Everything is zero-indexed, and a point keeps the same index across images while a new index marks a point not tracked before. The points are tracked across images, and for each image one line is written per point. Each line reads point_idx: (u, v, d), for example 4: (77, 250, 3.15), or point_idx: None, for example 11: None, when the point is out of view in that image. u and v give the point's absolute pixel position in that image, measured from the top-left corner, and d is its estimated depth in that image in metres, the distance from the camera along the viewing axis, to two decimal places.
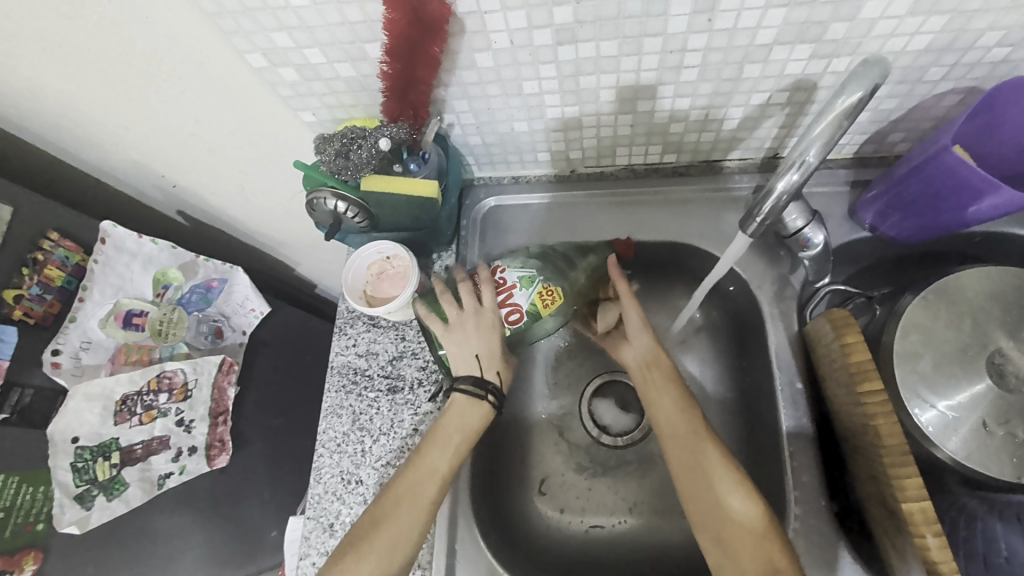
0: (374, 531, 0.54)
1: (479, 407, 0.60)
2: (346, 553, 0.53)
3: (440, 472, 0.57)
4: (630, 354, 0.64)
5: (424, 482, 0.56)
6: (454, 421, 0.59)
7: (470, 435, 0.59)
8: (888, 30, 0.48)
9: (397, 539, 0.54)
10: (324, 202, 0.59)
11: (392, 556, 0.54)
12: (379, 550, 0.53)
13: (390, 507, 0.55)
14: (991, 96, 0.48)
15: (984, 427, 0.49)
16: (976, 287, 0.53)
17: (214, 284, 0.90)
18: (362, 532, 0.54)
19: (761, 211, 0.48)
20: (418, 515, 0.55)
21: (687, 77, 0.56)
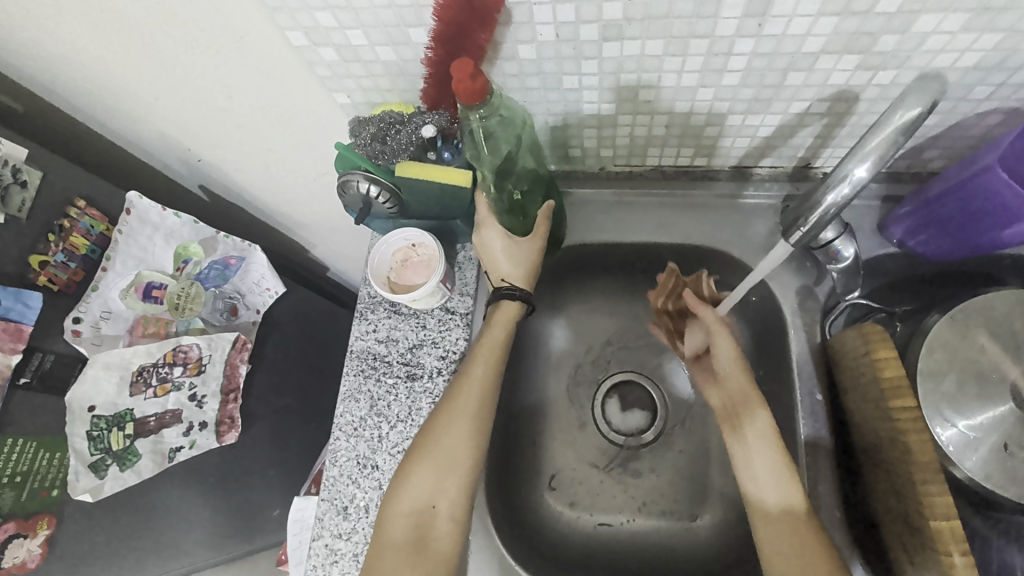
0: (428, 434, 0.59)
1: (510, 303, 0.65)
2: (409, 460, 0.58)
3: (478, 372, 0.61)
4: (716, 400, 0.59)
5: (466, 385, 0.60)
6: (489, 331, 0.64)
7: (502, 341, 0.63)
8: (939, 45, 0.48)
9: (450, 440, 0.58)
10: (356, 184, 0.59)
11: (451, 457, 0.57)
12: (437, 452, 0.57)
13: (440, 413, 0.59)
14: None
15: (1005, 448, 0.50)
16: (1004, 310, 0.54)
17: (232, 262, 0.90)
18: (420, 439, 0.59)
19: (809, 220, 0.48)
20: (465, 416, 0.59)
21: (728, 80, 0.55)
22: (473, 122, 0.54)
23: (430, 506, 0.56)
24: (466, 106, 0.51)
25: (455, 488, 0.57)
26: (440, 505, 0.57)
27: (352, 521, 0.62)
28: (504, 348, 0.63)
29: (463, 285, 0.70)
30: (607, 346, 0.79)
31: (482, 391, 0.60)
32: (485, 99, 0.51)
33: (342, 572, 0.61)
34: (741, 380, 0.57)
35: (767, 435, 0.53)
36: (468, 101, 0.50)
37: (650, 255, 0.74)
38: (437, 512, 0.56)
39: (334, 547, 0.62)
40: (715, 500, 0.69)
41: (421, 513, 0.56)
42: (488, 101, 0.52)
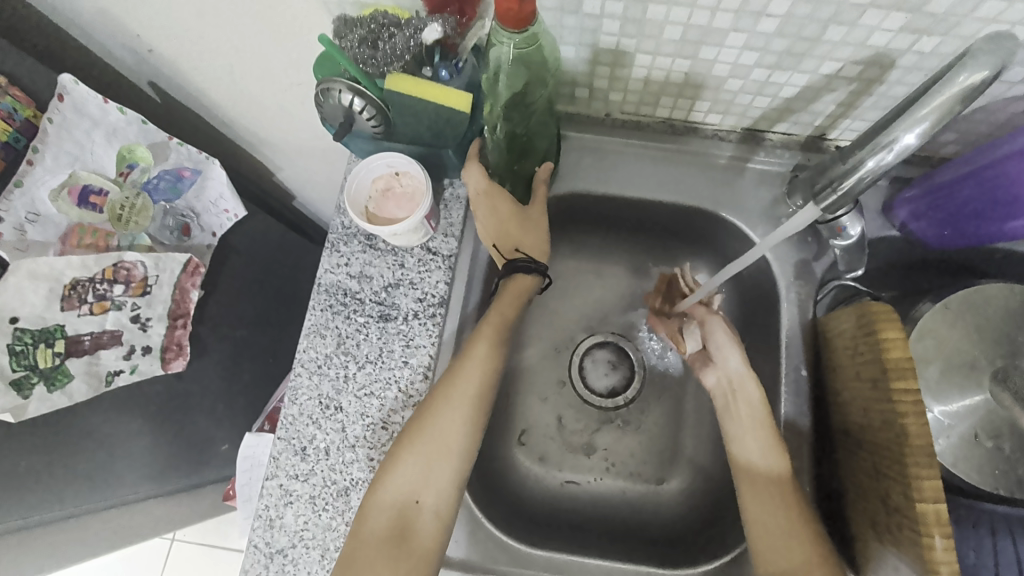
0: (420, 422, 0.55)
1: (523, 276, 0.62)
2: (398, 447, 0.55)
3: (478, 358, 0.58)
4: (712, 378, 0.61)
5: (464, 371, 0.57)
6: (498, 308, 0.62)
7: (505, 321, 0.61)
8: (993, 12, 0.44)
9: (443, 430, 0.55)
10: (337, 93, 0.52)
11: (442, 448, 0.55)
12: (429, 441, 0.55)
13: (437, 397, 0.56)
14: None
15: (975, 437, 0.51)
16: (997, 304, 0.54)
17: (186, 175, 0.80)
18: (411, 426, 0.55)
19: (845, 184, 0.46)
20: (460, 405, 0.56)
21: (764, 27, 0.50)
22: (506, 51, 0.48)
23: (415, 498, 0.53)
24: (506, 32, 0.46)
25: (442, 481, 0.55)
26: (425, 499, 0.54)
27: (310, 463, 0.59)
28: (507, 337, 0.61)
29: (448, 225, 0.65)
30: (590, 305, 0.76)
31: (480, 378, 0.58)
32: (529, 28, 0.46)
33: (296, 514, 0.58)
34: (735, 364, 0.59)
35: (750, 391, 0.57)
36: (509, 27, 0.45)
37: (647, 214, 0.71)
38: (422, 505, 0.54)
39: (289, 488, 0.58)
40: (682, 466, 0.69)
41: (404, 506, 0.53)
42: (531, 32, 0.47)
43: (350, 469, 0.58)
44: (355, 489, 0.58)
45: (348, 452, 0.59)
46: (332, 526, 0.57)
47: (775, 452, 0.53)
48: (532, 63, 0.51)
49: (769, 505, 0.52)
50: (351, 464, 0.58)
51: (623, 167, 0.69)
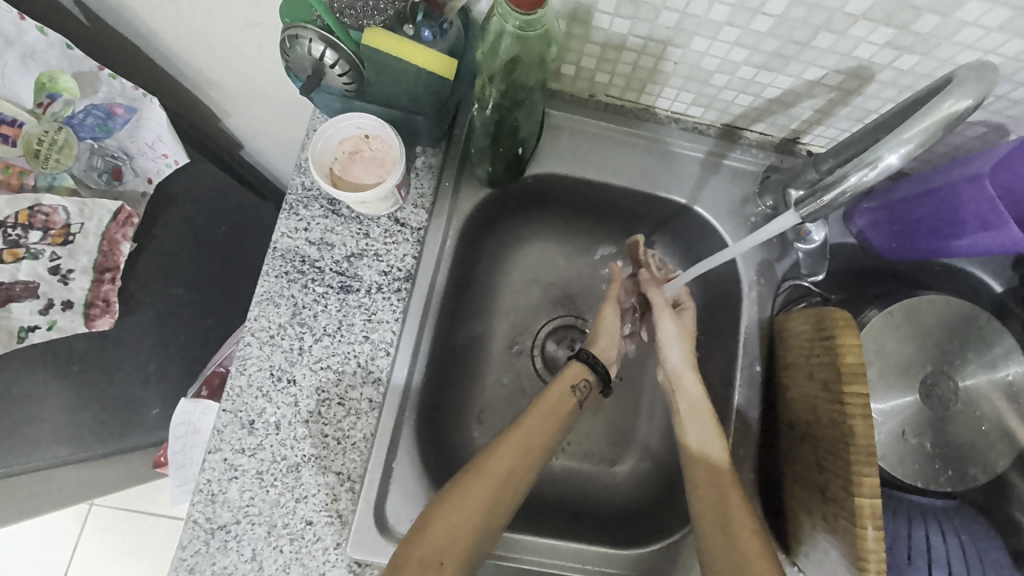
0: (481, 479, 0.53)
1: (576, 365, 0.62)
2: (448, 501, 0.52)
3: (545, 422, 0.58)
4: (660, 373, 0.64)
5: (528, 434, 0.57)
6: (551, 391, 0.60)
7: (566, 401, 0.59)
8: (970, 39, 0.46)
9: (499, 496, 0.53)
10: (307, 43, 0.47)
11: (491, 512, 0.53)
12: (485, 502, 0.53)
13: (497, 453, 0.55)
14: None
15: (903, 433, 0.58)
16: (933, 316, 0.60)
17: (119, 112, 0.72)
18: (470, 479, 0.53)
19: (825, 198, 0.47)
20: (522, 473, 0.55)
21: (757, 25, 0.50)
22: (506, 27, 0.46)
23: (439, 561, 0.49)
24: (513, 11, 0.44)
25: (472, 551, 0.51)
26: (451, 562, 0.50)
27: (258, 437, 0.55)
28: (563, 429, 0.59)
29: (418, 195, 0.62)
30: (558, 289, 0.76)
31: (541, 454, 0.57)
32: (538, 12, 0.44)
33: (240, 489, 0.54)
34: (676, 360, 0.62)
35: (688, 385, 0.60)
36: (518, 9, 0.43)
37: (622, 203, 0.70)
38: (444, 570, 0.49)
39: (234, 463, 0.55)
40: (636, 449, 0.71)
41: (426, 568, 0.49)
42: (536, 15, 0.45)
43: (302, 444, 0.55)
44: (306, 466, 0.55)
45: (299, 427, 0.56)
46: (279, 503, 0.54)
47: (710, 439, 0.57)
48: (530, 42, 0.48)
49: (712, 505, 0.54)
50: (302, 440, 0.55)
51: (605, 151, 0.68)
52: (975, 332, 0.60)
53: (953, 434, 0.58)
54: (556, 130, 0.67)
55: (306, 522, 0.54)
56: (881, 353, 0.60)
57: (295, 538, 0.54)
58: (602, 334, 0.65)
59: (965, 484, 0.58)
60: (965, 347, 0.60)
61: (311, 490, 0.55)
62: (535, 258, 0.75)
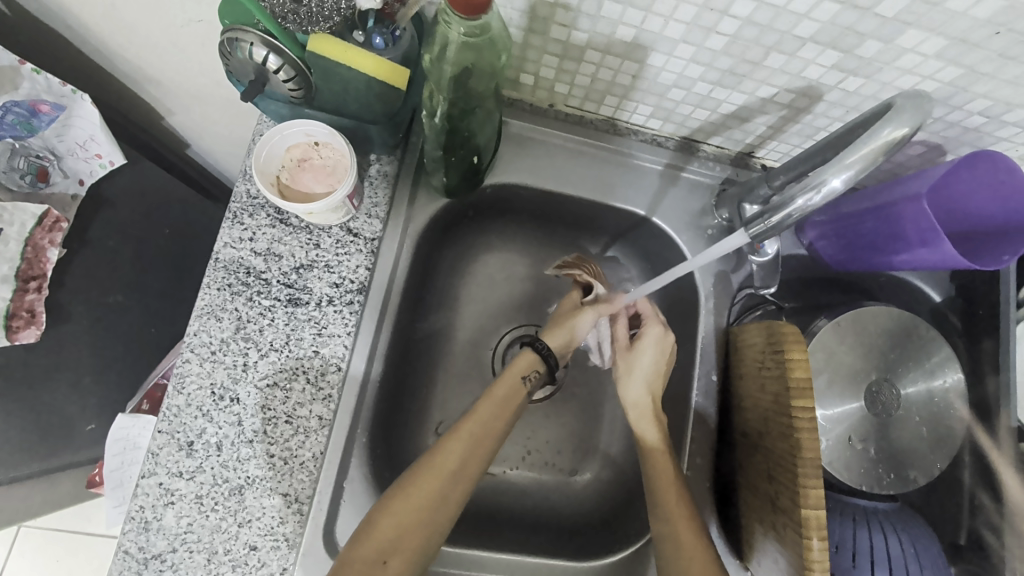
0: (429, 477, 0.52)
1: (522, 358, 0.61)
2: (395, 500, 0.50)
3: (490, 413, 0.56)
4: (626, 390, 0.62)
5: (474, 427, 0.55)
6: (497, 385, 0.58)
7: (510, 393, 0.58)
8: (910, 64, 0.48)
9: (449, 494, 0.52)
10: (249, 46, 0.44)
11: (439, 510, 0.51)
12: (433, 502, 0.51)
13: (445, 447, 0.54)
14: (970, 158, 0.52)
15: (850, 439, 0.60)
16: (878, 325, 0.62)
17: (44, 109, 0.66)
18: (418, 476, 0.52)
19: (773, 218, 0.48)
20: (471, 469, 0.54)
21: (711, 43, 0.50)
22: (453, 34, 0.44)
23: (382, 560, 0.48)
24: (456, 15, 0.42)
25: (420, 550, 0.50)
26: (396, 561, 0.49)
27: (198, 459, 0.52)
28: (510, 424, 0.57)
29: (372, 204, 0.59)
30: (520, 298, 0.75)
31: (491, 449, 0.55)
32: (482, 16, 0.42)
33: (177, 515, 0.51)
34: (635, 393, 0.62)
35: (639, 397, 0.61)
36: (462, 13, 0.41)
37: (583, 213, 0.70)
38: (388, 569, 0.48)
39: (170, 487, 0.51)
40: (596, 458, 0.71)
41: (369, 567, 0.48)
42: (483, 20, 0.43)
43: (246, 466, 0.52)
44: (249, 489, 0.52)
45: (243, 448, 0.53)
46: (220, 528, 0.51)
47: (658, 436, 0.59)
48: (481, 50, 0.47)
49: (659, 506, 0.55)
50: (247, 461, 0.52)
51: (566, 162, 0.67)
52: (917, 341, 0.62)
53: (894, 439, 0.61)
54: (517, 140, 0.67)
55: (249, 547, 0.51)
56: (829, 362, 0.62)
57: (238, 564, 0.51)
58: (565, 328, 0.64)
59: (905, 487, 0.60)
60: (908, 355, 0.62)
61: (255, 513, 0.52)
62: (496, 267, 0.74)
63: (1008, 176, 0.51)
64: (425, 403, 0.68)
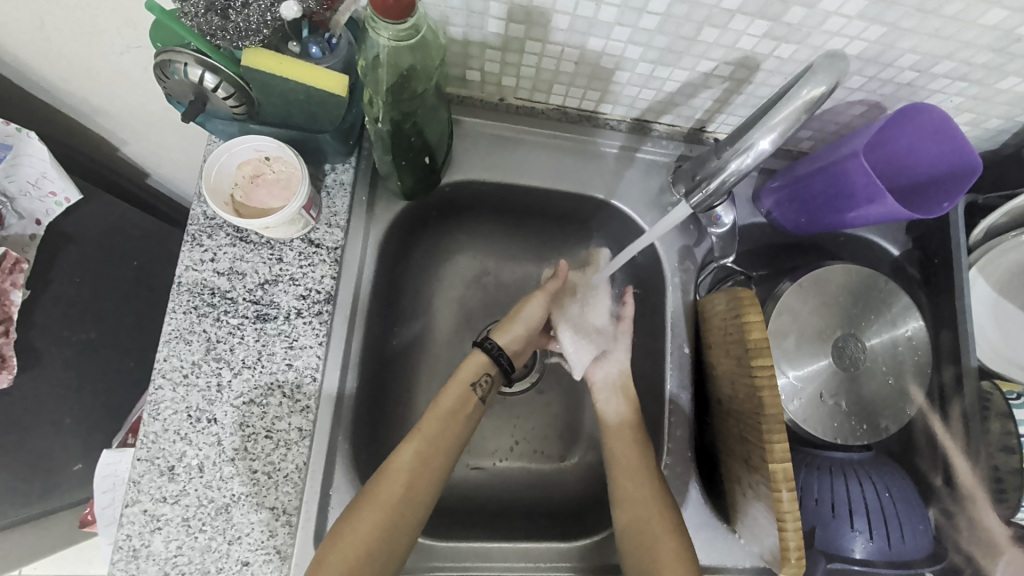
0: (374, 506, 0.51)
1: (474, 361, 0.60)
2: (343, 530, 0.51)
3: (434, 432, 0.56)
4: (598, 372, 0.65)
5: (419, 449, 0.55)
6: (441, 399, 0.58)
7: (455, 408, 0.57)
8: (836, 27, 0.49)
9: (398, 518, 0.52)
10: (183, 67, 0.44)
11: (389, 535, 0.51)
12: (380, 533, 0.51)
13: (390, 472, 0.53)
14: (902, 111, 0.54)
15: (820, 396, 0.62)
16: (838, 282, 0.64)
17: None
18: (364, 504, 0.52)
19: (710, 185, 0.56)
20: (418, 491, 0.53)
21: (645, 23, 0.51)
22: (381, 41, 0.45)
23: None
24: (382, 20, 0.42)
25: None
26: None
27: (180, 483, 0.52)
28: (459, 439, 0.57)
29: (332, 214, 0.60)
30: (492, 293, 0.76)
31: (438, 467, 0.55)
32: (408, 20, 0.43)
33: (165, 540, 0.51)
34: (622, 358, 0.65)
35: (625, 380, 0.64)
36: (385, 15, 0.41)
37: (544, 203, 0.71)
38: None
39: (156, 512, 0.51)
40: (583, 442, 0.72)
41: None
42: (410, 23, 0.44)
43: (229, 484, 0.52)
44: (236, 506, 0.52)
45: (225, 467, 0.53)
46: (210, 548, 0.51)
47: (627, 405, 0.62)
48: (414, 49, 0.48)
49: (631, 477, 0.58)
50: (230, 479, 0.52)
51: (521, 154, 0.68)
52: (877, 293, 0.64)
53: (864, 391, 0.63)
54: (471, 137, 0.67)
55: (241, 563, 0.51)
56: (794, 323, 0.63)
57: None
58: (517, 321, 0.63)
59: (878, 436, 0.62)
60: (869, 308, 0.64)
61: (244, 529, 0.52)
62: (466, 262, 0.75)
63: (942, 126, 0.53)
64: (408, 405, 0.68)
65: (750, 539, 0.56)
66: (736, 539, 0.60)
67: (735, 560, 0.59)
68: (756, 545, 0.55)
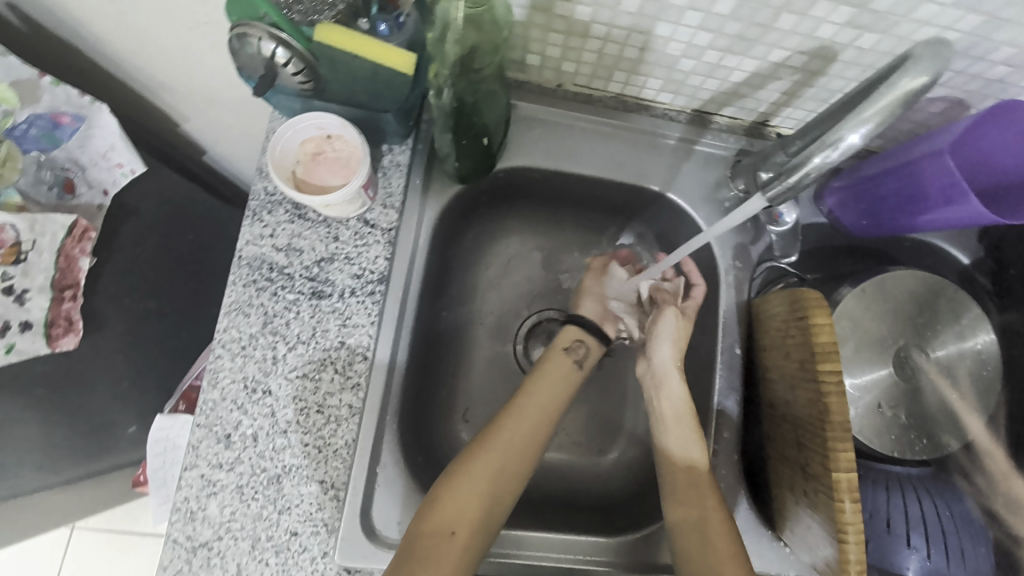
0: (490, 449, 0.55)
1: (573, 330, 0.65)
2: (457, 475, 0.53)
3: (543, 388, 0.60)
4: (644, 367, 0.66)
5: (531, 403, 0.59)
6: (548, 361, 0.62)
7: (564, 369, 0.62)
8: (927, 15, 0.47)
9: (513, 461, 0.55)
10: (257, 41, 0.45)
11: (502, 477, 0.54)
12: (495, 474, 0.54)
13: (505, 419, 0.57)
14: (995, 109, 0.50)
15: (879, 406, 0.59)
16: (903, 288, 0.61)
17: (64, 121, 0.68)
18: (481, 446, 0.55)
19: (789, 179, 0.49)
20: (528, 441, 0.56)
21: (719, 8, 0.49)
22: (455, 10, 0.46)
23: (451, 528, 0.50)
24: None
25: (486, 521, 0.52)
26: (464, 532, 0.50)
27: (236, 450, 0.54)
28: (558, 415, 0.60)
29: (387, 195, 0.60)
30: (537, 283, 0.75)
31: (541, 441, 0.57)
32: None
33: (220, 505, 0.53)
34: (666, 355, 0.63)
35: (674, 389, 0.62)
36: None
37: (595, 194, 0.70)
38: (456, 539, 0.50)
39: (212, 478, 0.53)
40: (622, 438, 0.71)
41: (439, 535, 0.50)
42: None
43: (282, 455, 0.54)
44: (287, 478, 0.53)
45: (278, 438, 0.54)
46: (262, 516, 0.52)
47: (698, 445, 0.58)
48: (484, 26, 0.48)
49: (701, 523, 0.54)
50: (283, 451, 0.54)
51: (576, 143, 0.67)
52: (945, 302, 0.61)
53: (927, 404, 0.59)
54: (525, 123, 0.67)
55: (291, 533, 0.53)
56: (855, 328, 0.60)
57: (281, 549, 0.52)
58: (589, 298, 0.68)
59: (937, 452, 0.59)
60: (938, 318, 0.61)
61: (294, 500, 0.53)
62: (513, 250, 0.74)
63: None
64: (451, 390, 0.68)
65: (799, 547, 0.55)
66: (782, 548, 0.58)
67: (780, 569, 0.58)
68: (807, 555, 0.53)
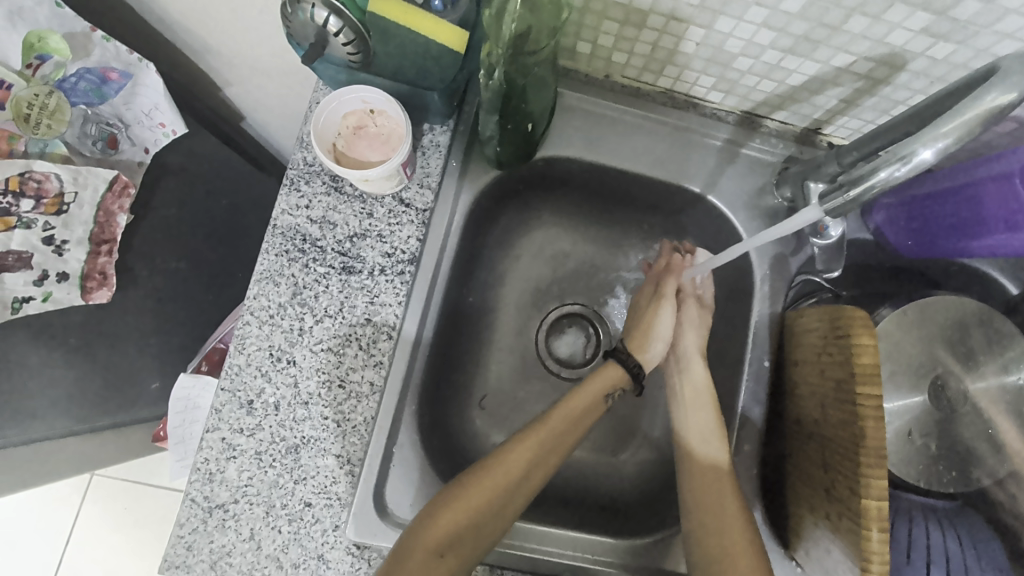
0: (495, 473, 0.54)
1: (615, 368, 0.63)
2: (457, 497, 0.52)
3: (568, 418, 0.58)
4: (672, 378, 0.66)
5: (552, 431, 0.57)
6: (579, 390, 0.60)
7: (595, 400, 0.60)
8: (1011, 28, 0.44)
9: (517, 488, 0.54)
10: (310, 7, 0.44)
11: (503, 503, 0.53)
12: (495, 498, 0.53)
13: (518, 444, 0.56)
14: None
15: (908, 433, 0.57)
16: (949, 314, 0.59)
17: (113, 77, 0.69)
18: (488, 468, 0.54)
19: (852, 191, 0.44)
20: (537, 468, 0.55)
21: (787, 5, 0.47)
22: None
23: (440, 552, 0.49)
24: None
25: (474, 546, 0.51)
26: (452, 556, 0.50)
27: (257, 417, 0.54)
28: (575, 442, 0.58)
29: (425, 174, 0.60)
30: (566, 276, 0.74)
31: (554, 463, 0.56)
32: None
33: (239, 469, 0.54)
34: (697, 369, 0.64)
35: (698, 383, 0.63)
36: None
37: (632, 190, 0.68)
38: (444, 562, 0.49)
39: (232, 442, 0.54)
40: (637, 440, 0.70)
41: (427, 558, 0.49)
42: None
43: (302, 426, 0.54)
44: (305, 448, 0.54)
45: (299, 409, 0.54)
46: (278, 484, 0.53)
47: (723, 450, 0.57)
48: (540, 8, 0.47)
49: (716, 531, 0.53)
50: (303, 421, 0.54)
51: (620, 137, 0.65)
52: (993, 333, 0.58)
53: (961, 436, 0.57)
54: (569, 112, 0.65)
55: (304, 503, 0.53)
56: (892, 351, 0.58)
57: (294, 518, 0.53)
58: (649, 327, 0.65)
59: (967, 486, 0.57)
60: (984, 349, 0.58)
61: (310, 472, 0.54)
62: (544, 241, 0.73)
63: None
64: (471, 375, 0.68)
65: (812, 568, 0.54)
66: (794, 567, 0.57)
67: None
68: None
